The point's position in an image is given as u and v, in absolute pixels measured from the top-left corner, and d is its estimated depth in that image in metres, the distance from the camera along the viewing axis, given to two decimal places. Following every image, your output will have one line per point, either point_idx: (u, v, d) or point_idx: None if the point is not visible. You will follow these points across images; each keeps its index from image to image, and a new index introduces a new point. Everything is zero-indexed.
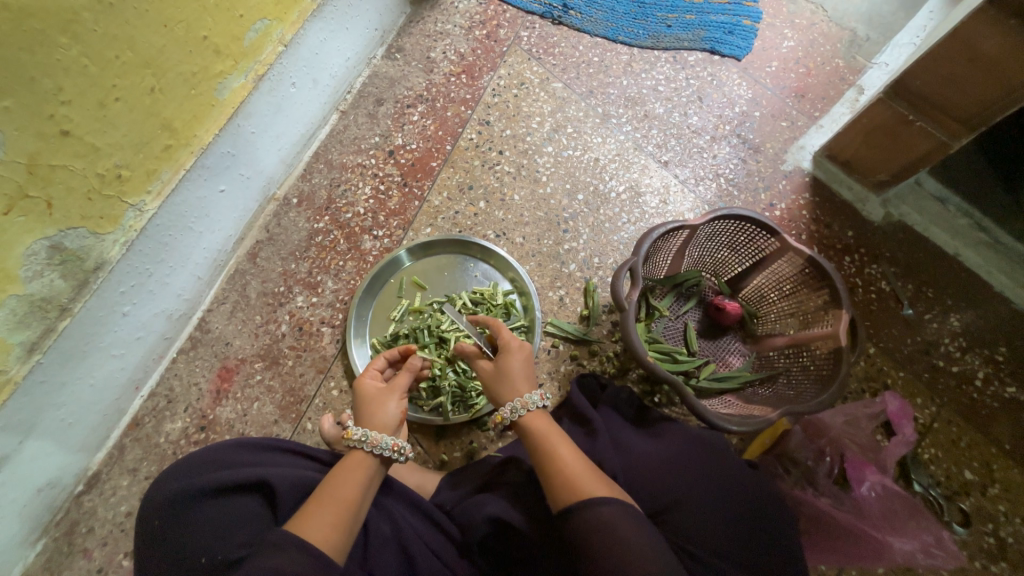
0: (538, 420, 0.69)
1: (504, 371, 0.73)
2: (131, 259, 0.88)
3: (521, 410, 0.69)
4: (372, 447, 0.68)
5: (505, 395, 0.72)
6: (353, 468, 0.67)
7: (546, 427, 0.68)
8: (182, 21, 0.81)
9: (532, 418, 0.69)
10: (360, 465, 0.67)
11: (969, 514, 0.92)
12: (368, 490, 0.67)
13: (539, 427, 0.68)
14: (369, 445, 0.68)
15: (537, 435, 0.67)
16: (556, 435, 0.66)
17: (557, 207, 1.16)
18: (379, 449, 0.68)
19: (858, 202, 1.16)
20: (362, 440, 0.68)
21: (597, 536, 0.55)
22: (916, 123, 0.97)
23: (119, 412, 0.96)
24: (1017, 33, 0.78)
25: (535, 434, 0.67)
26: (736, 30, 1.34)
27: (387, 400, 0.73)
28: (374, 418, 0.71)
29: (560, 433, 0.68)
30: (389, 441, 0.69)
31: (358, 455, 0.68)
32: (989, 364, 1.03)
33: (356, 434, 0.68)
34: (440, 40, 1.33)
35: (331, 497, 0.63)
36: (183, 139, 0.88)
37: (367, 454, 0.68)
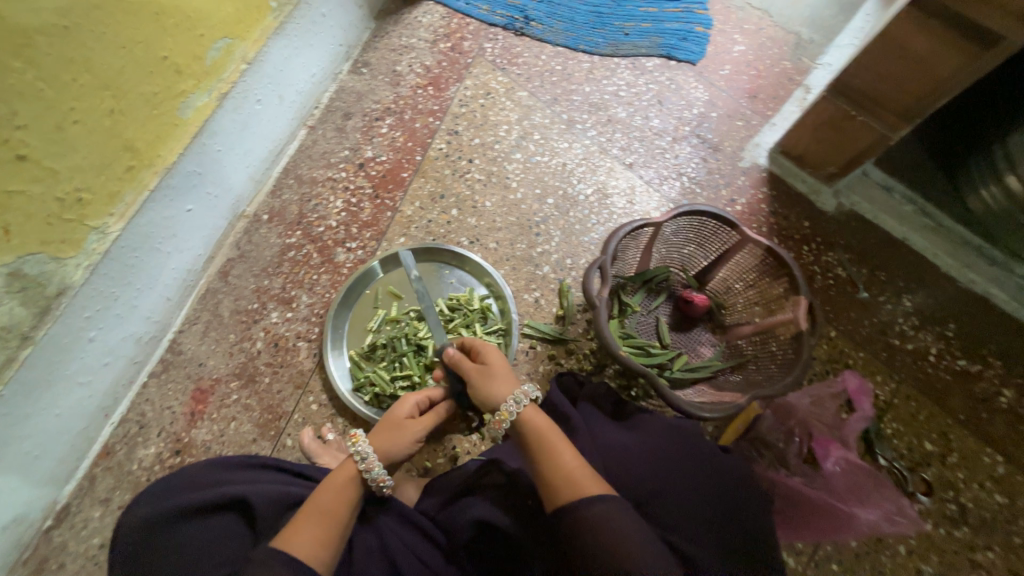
0: (537, 415, 0.69)
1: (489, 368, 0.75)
2: (95, 283, 0.86)
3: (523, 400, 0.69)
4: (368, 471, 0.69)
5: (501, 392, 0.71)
6: (345, 484, 0.68)
7: (545, 423, 0.68)
8: (141, 42, 0.81)
9: (530, 411, 0.69)
10: (350, 483, 0.68)
11: (931, 483, 0.97)
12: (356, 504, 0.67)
13: (538, 422, 0.68)
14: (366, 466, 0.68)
15: (538, 431, 0.67)
16: (555, 431, 0.66)
17: (528, 211, 1.19)
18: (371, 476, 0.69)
19: (812, 193, 1.22)
20: (363, 454, 0.69)
21: (597, 535, 0.56)
22: (857, 117, 1.04)
23: (88, 441, 0.93)
24: (938, 32, 0.84)
25: (540, 427, 0.67)
26: (689, 36, 1.40)
27: (399, 441, 0.75)
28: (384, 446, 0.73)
29: (558, 430, 0.67)
30: (381, 472, 0.70)
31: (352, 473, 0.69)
32: (940, 340, 1.09)
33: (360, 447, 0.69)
34: (406, 54, 1.35)
35: (319, 509, 0.63)
36: (146, 160, 0.88)
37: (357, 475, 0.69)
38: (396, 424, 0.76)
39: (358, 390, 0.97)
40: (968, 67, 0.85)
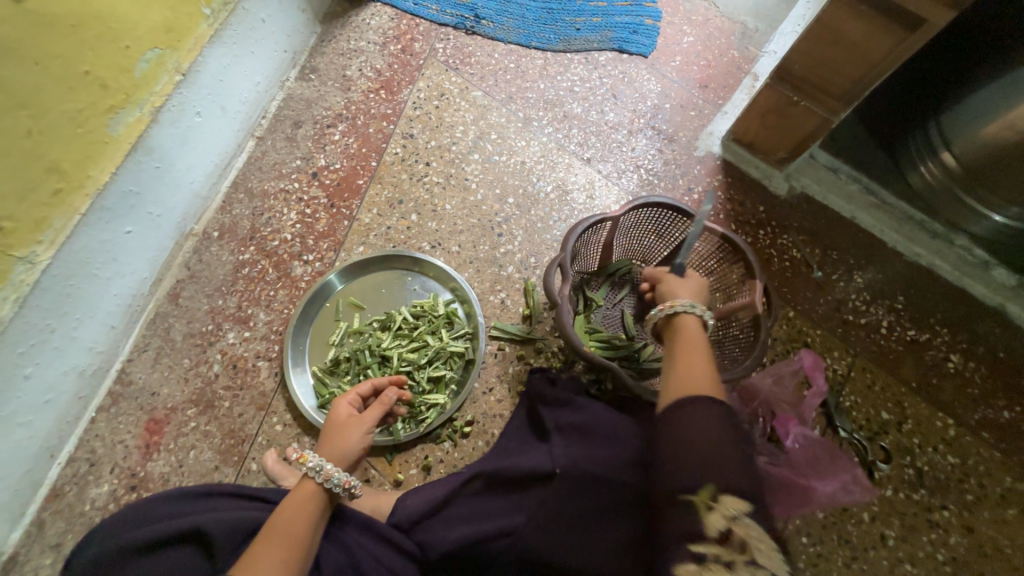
0: (690, 326, 0.75)
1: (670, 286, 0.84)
2: (27, 316, 0.81)
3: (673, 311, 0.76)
4: (325, 482, 0.68)
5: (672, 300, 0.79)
6: (304, 497, 0.68)
7: (699, 337, 0.73)
8: (58, 57, 0.76)
9: (687, 318, 0.75)
10: (309, 496, 0.68)
11: (889, 450, 1.01)
12: (315, 516, 0.67)
13: (689, 329, 0.74)
14: (322, 477, 0.69)
15: (684, 338, 0.73)
16: (704, 347, 0.71)
17: (489, 212, 1.18)
18: (330, 485, 0.69)
19: (765, 178, 1.25)
20: (314, 469, 0.69)
21: (695, 429, 0.56)
22: (800, 103, 1.07)
23: (33, 485, 0.88)
24: (867, 17, 0.87)
25: (689, 335, 0.73)
26: (639, 29, 1.42)
27: (350, 439, 0.74)
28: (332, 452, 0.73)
29: (710, 355, 0.71)
30: (341, 476, 0.70)
31: (308, 487, 0.69)
32: (891, 312, 1.13)
33: (310, 462, 0.69)
34: (355, 57, 1.32)
35: (275, 533, 0.62)
36: (74, 182, 0.83)
37: (318, 487, 0.69)
38: (341, 425, 0.75)
39: (322, 407, 0.95)
40: (899, 48, 0.88)
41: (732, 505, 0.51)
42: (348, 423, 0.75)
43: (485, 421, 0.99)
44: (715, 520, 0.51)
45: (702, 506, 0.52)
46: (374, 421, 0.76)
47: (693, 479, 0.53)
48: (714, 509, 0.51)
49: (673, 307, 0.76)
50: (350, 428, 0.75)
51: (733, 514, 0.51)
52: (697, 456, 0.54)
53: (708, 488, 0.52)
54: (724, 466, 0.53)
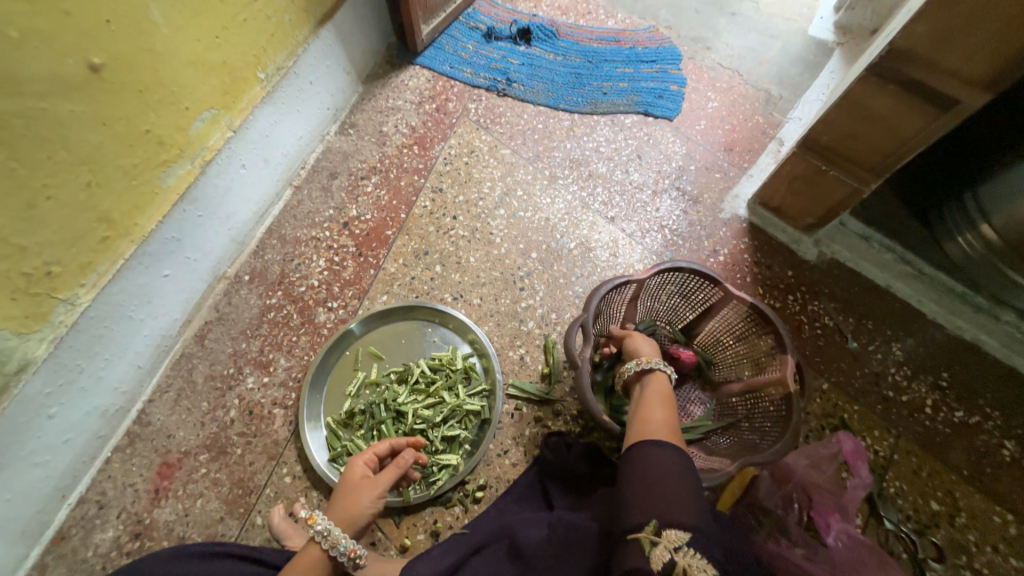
0: (657, 383, 0.80)
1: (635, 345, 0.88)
2: (60, 356, 0.83)
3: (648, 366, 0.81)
4: (331, 548, 0.67)
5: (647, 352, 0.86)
6: (308, 561, 0.67)
7: (660, 392, 0.78)
8: (123, 118, 0.82)
9: (654, 376, 0.81)
10: (313, 562, 0.67)
11: (942, 547, 0.91)
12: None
13: (653, 385, 0.79)
14: (328, 543, 0.67)
15: (648, 392, 0.79)
16: (666, 400, 0.76)
17: (512, 266, 1.19)
18: (336, 552, 0.67)
19: (793, 243, 1.24)
20: (323, 532, 0.67)
21: (649, 469, 0.61)
22: (829, 171, 1.06)
23: (41, 526, 0.87)
24: (897, 95, 0.87)
25: (655, 390, 0.79)
26: (665, 94, 1.47)
27: (360, 502, 0.71)
28: (341, 516, 0.70)
29: (671, 404, 0.76)
30: (348, 543, 0.68)
31: (315, 551, 0.67)
32: (935, 390, 1.06)
33: (320, 525, 0.67)
34: (392, 115, 1.40)
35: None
36: (122, 230, 0.87)
37: (323, 551, 0.67)
38: (354, 486, 0.73)
39: (334, 461, 0.93)
40: (932, 126, 0.88)
41: (674, 537, 0.54)
42: (360, 485, 0.73)
43: (498, 486, 0.94)
44: (660, 553, 0.53)
45: (647, 542, 0.54)
46: (387, 486, 0.73)
47: (639, 517, 0.57)
48: (657, 542, 0.54)
49: (641, 365, 0.82)
50: (362, 490, 0.73)
51: (675, 545, 0.53)
52: (643, 494, 0.59)
53: (651, 523, 0.55)
54: (669, 504, 0.57)
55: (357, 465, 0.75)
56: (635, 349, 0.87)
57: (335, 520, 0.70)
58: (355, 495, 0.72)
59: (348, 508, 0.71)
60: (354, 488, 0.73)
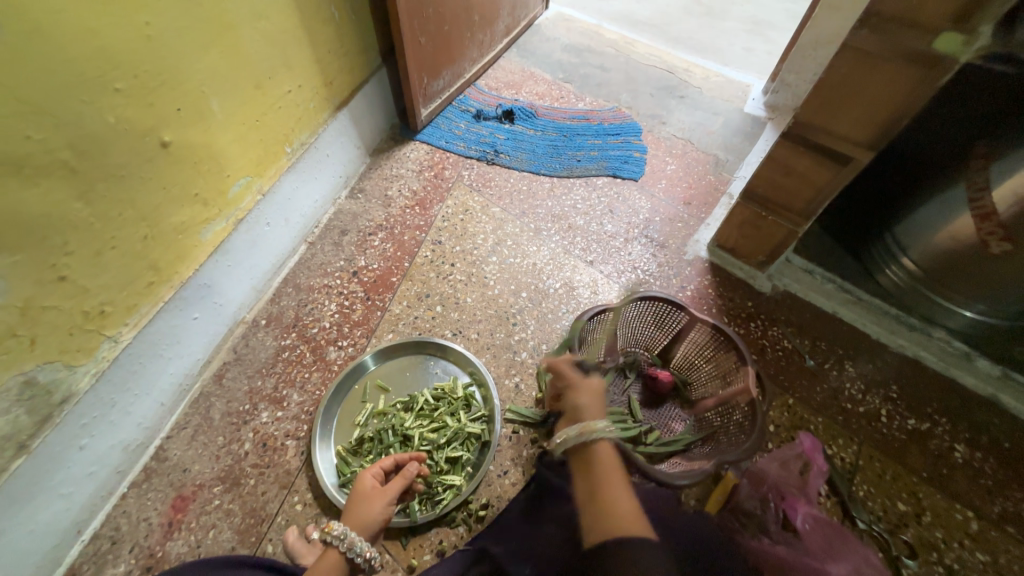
0: (606, 451, 0.73)
1: (580, 403, 0.79)
2: (97, 390, 0.91)
3: (589, 434, 0.73)
4: (347, 549, 0.72)
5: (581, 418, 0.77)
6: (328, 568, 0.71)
7: (610, 462, 0.72)
8: (179, 183, 0.98)
9: (603, 445, 0.73)
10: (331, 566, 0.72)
11: (914, 545, 0.98)
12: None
13: (604, 458, 0.72)
14: (346, 546, 0.72)
15: (604, 466, 0.71)
16: (620, 475, 0.70)
17: (505, 304, 1.33)
18: (352, 553, 0.72)
19: (750, 278, 1.41)
20: (339, 536, 0.73)
21: None
22: (768, 216, 1.27)
23: (53, 563, 0.89)
24: (808, 154, 1.10)
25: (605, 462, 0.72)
26: (630, 160, 1.73)
27: (374, 508, 0.78)
28: (356, 521, 0.76)
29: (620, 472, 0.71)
30: (364, 545, 0.73)
31: (333, 556, 0.72)
32: (887, 401, 1.19)
33: (337, 530, 0.73)
34: (395, 181, 1.61)
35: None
36: (165, 276, 1.00)
37: (342, 555, 0.72)
38: (365, 494, 0.80)
39: (344, 486, 0.99)
40: (838, 177, 1.10)
41: None
42: (371, 497, 0.79)
43: (498, 505, 1.00)
44: None
45: None
46: (396, 493, 0.80)
47: None
48: None
49: (584, 433, 0.73)
50: (374, 498, 0.79)
51: None
52: None
53: None
54: None
55: (366, 475, 0.83)
56: (578, 409, 0.78)
57: (348, 526, 0.76)
58: (371, 502, 0.78)
59: (364, 513, 0.77)
60: (367, 495, 0.80)
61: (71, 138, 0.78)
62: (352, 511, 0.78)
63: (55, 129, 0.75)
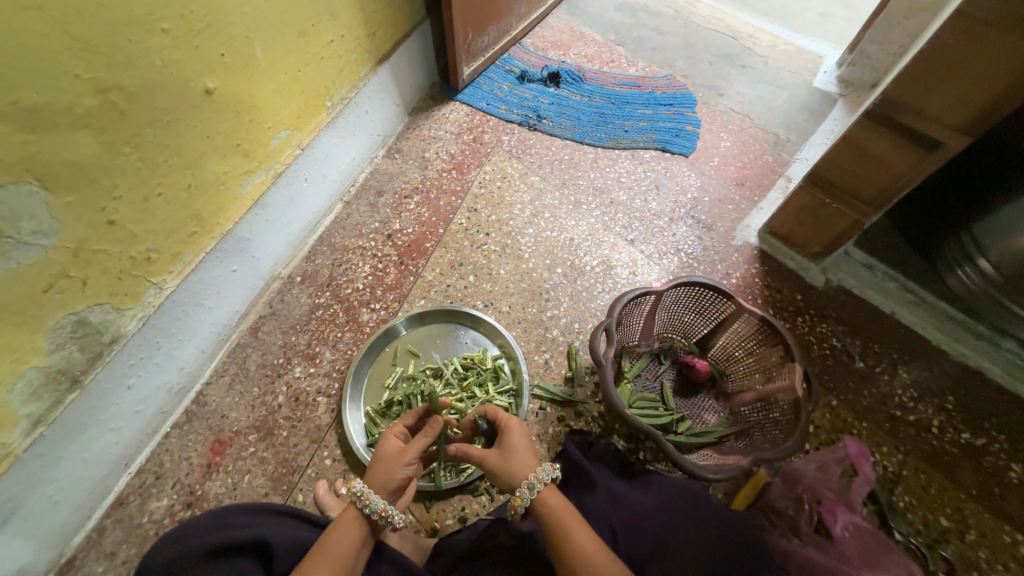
0: (554, 498, 0.70)
1: (512, 447, 0.75)
2: (144, 333, 0.94)
3: (537, 485, 0.70)
4: (364, 507, 0.69)
5: (516, 469, 0.72)
6: (348, 525, 0.69)
7: (564, 507, 0.69)
8: (222, 133, 0.97)
9: (548, 494, 0.70)
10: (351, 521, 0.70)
11: (953, 562, 0.94)
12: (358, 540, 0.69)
13: (556, 506, 0.69)
14: (362, 503, 0.69)
15: (555, 515, 0.68)
16: (574, 517, 0.67)
17: (539, 279, 1.29)
18: (369, 511, 0.69)
19: (801, 269, 1.32)
20: (357, 494, 0.70)
21: None
22: (832, 204, 1.16)
23: (104, 491, 0.95)
24: (891, 137, 0.99)
25: (558, 511, 0.68)
26: (681, 133, 1.61)
27: (396, 466, 0.74)
28: (376, 480, 0.72)
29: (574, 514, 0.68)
30: (379, 504, 0.70)
31: (352, 512, 0.70)
32: (941, 412, 1.11)
33: (356, 487, 0.70)
34: (433, 143, 1.56)
35: (322, 554, 0.66)
36: (207, 227, 1.00)
37: (359, 512, 0.70)
38: (388, 455, 0.75)
39: (372, 446, 1.01)
40: (922, 164, 0.98)
41: None
42: (394, 454, 0.75)
43: None
44: None
45: None
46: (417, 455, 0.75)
47: None
48: None
49: (533, 482, 0.70)
50: (396, 460, 0.74)
51: None
52: None
53: None
54: None
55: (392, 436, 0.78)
56: (506, 463, 0.73)
57: (367, 483, 0.72)
58: (393, 463, 0.74)
59: (385, 474, 0.73)
60: (392, 453, 0.75)
61: (120, 79, 0.76)
62: (375, 468, 0.74)
63: (104, 68, 0.74)
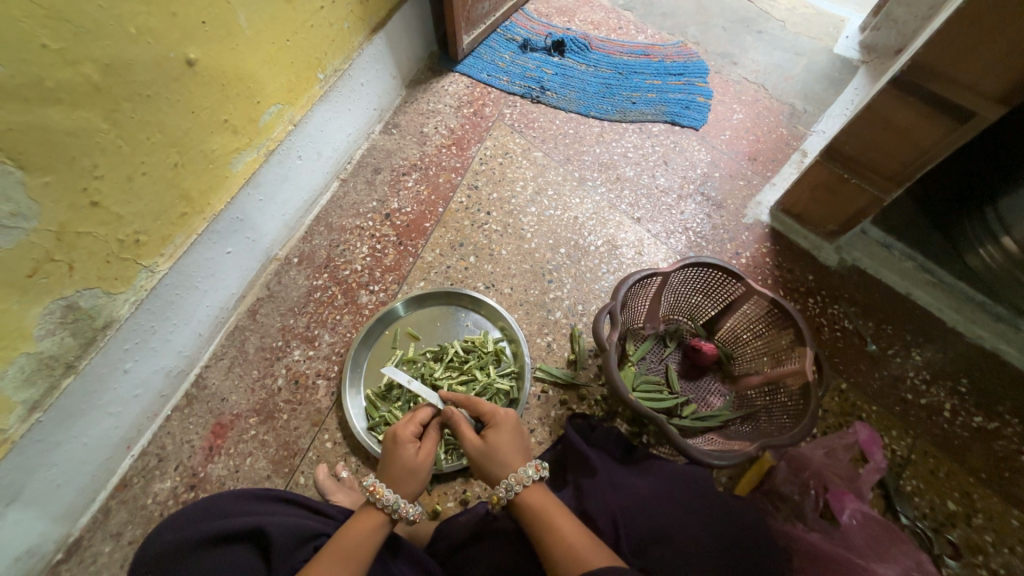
0: (537, 495, 0.68)
1: (493, 444, 0.72)
2: (137, 317, 0.92)
3: (516, 487, 0.68)
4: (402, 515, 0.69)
5: (497, 472, 0.70)
6: (369, 526, 0.67)
7: (547, 501, 0.67)
8: (208, 108, 0.92)
9: (530, 493, 0.68)
10: (372, 521, 0.68)
11: (958, 546, 0.93)
12: (376, 540, 0.67)
13: (538, 502, 0.67)
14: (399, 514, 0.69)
15: (538, 509, 0.66)
16: (556, 509, 0.66)
17: (542, 259, 1.26)
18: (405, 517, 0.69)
19: (814, 249, 1.28)
20: (389, 504, 0.69)
21: None
22: (850, 179, 1.10)
23: (108, 473, 0.96)
24: (918, 107, 0.92)
25: (540, 507, 0.66)
26: (692, 105, 1.54)
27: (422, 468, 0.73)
28: (405, 486, 0.71)
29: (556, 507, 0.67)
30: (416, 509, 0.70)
31: (372, 516, 0.68)
32: (954, 396, 1.09)
33: (388, 499, 0.68)
34: (432, 117, 1.49)
35: (337, 550, 0.64)
36: (197, 207, 0.97)
37: (376, 510, 0.69)
38: (411, 465, 0.72)
39: (373, 429, 1.00)
40: (951, 137, 0.92)
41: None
42: (414, 459, 0.72)
43: None
44: None
45: None
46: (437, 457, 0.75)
47: None
48: None
49: (513, 485, 0.68)
50: (420, 469, 0.73)
51: None
52: None
53: None
54: None
55: (407, 441, 0.74)
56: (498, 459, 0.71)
57: (399, 490, 0.70)
58: (421, 470, 0.72)
59: (416, 479, 0.72)
60: (417, 461, 0.73)
61: (91, 50, 0.71)
62: (400, 478, 0.71)
63: (72, 37, 0.69)
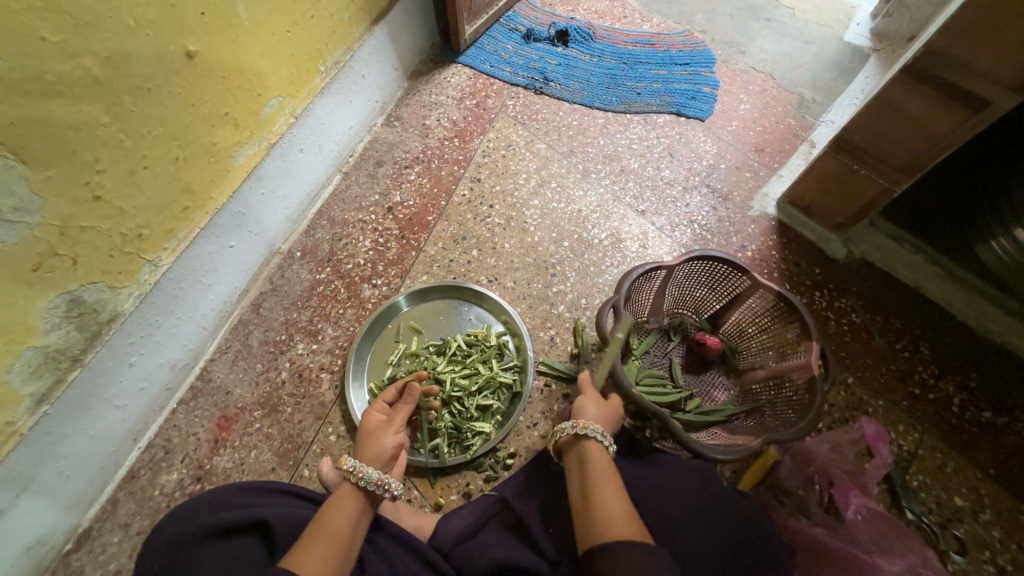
0: (599, 456, 0.72)
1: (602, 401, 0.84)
2: (142, 311, 0.93)
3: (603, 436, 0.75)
4: (359, 479, 0.70)
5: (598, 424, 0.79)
6: (344, 501, 0.68)
7: (605, 466, 0.71)
8: (208, 101, 0.91)
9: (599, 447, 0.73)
10: (349, 498, 0.69)
11: (965, 541, 0.92)
12: (357, 521, 0.67)
13: (598, 462, 0.71)
14: (356, 477, 0.70)
15: (594, 469, 0.70)
16: (609, 477, 0.68)
17: (545, 253, 1.25)
18: (365, 483, 0.70)
19: (821, 241, 1.26)
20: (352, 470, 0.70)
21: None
22: (860, 170, 1.08)
23: (115, 464, 0.97)
24: (931, 95, 0.90)
25: (597, 468, 0.70)
26: (698, 96, 1.51)
27: (384, 435, 0.77)
28: (370, 450, 0.75)
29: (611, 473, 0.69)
30: (375, 473, 0.71)
31: (346, 488, 0.70)
32: (962, 390, 1.07)
33: (348, 463, 0.71)
34: (435, 109, 1.48)
35: (319, 528, 0.64)
36: (200, 201, 0.96)
37: (353, 487, 0.70)
38: (374, 429, 0.78)
39: None
40: (964, 126, 0.90)
41: None
42: (376, 425, 0.78)
43: (527, 455, 1.01)
44: None
45: None
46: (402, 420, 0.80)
47: None
48: None
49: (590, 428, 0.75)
50: (382, 432, 0.77)
51: None
52: None
53: None
54: None
55: (375, 409, 0.81)
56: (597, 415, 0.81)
57: (362, 458, 0.74)
58: (385, 429, 0.77)
59: (378, 441, 0.76)
60: (381, 423, 0.79)
61: (91, 42, 0.71)
62: (365, 441, 0.76)
63: (72, 29, 0.68)
